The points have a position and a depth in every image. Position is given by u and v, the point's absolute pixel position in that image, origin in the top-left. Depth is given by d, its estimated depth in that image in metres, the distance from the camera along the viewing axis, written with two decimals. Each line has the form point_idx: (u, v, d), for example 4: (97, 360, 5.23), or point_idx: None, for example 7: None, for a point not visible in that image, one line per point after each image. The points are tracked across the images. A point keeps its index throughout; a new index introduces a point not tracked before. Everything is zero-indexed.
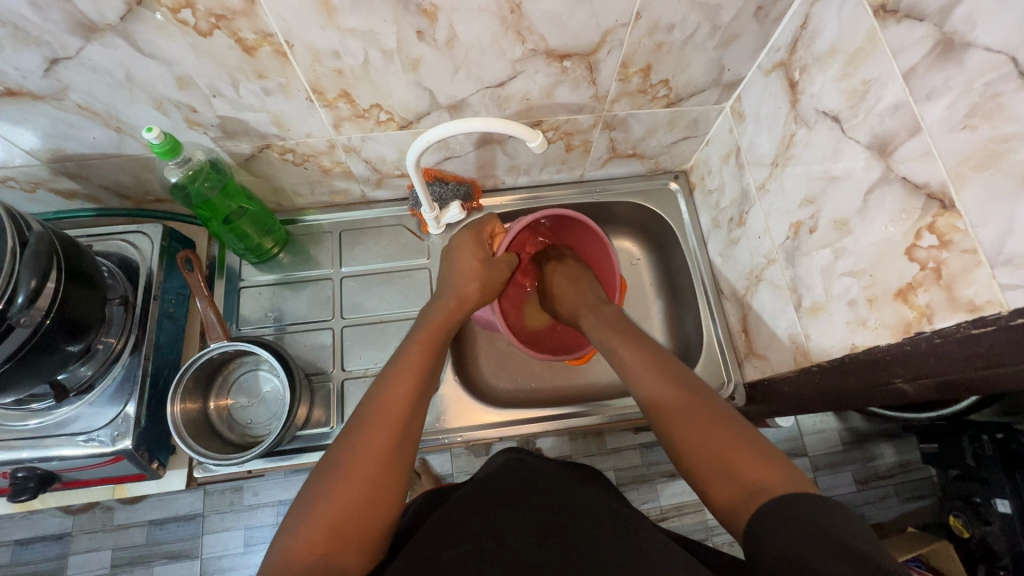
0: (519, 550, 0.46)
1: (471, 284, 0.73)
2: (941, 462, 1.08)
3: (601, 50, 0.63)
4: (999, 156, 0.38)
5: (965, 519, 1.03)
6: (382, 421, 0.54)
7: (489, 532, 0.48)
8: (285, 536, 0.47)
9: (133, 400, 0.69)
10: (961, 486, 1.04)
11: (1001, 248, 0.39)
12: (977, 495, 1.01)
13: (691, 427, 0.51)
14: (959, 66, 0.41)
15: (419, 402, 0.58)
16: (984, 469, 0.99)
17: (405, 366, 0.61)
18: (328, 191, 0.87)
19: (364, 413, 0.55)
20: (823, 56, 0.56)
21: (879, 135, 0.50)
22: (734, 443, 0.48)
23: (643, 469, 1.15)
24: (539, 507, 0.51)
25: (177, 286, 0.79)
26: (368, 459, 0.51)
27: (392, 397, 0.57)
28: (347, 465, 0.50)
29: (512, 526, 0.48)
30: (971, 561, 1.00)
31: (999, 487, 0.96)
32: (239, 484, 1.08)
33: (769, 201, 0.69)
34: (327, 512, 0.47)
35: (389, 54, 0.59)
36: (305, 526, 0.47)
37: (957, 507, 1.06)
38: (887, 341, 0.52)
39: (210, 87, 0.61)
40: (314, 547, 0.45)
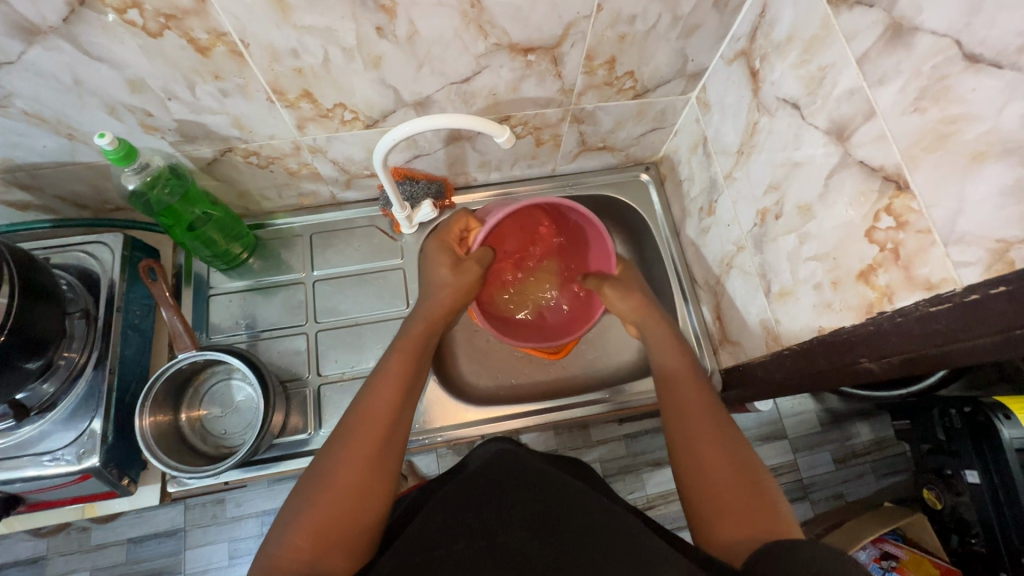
0: (514, 547, 0.45)
1: (445, 292, 0.72)
2: (913, 437, 1.13)
3: (565, 44, 0.63)
4: (947, 137, 0.40)
5: (937, 491, 1.08)
6: (365, 428, 0.54)
7: (482, 529, 0.47)
8: (272, 542, 0.47)
9: (99, 416, 0.67)
10: (933, 460, 1.09)
11: (953, 226, 0.40)
12: (948, 467, 1.05)
13: (711, 447, 0.54)
14: (908, 50, 0.42)
15: (402, 407, 0.58)
16: (953, 442, 1.02)
17: (389, 371, 0.61)
18: (296, 194, 0.86)
19: (348, 419, 0.55)
20: (781, 43, 0.57)
21: (836, 120, 0.50)
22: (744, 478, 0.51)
23: (628, 460, 1.16)
24: (523, 496, 0.51)
25: (143, 296, 0.77)
26: (351, 468, 0.50)
27: (373, 404, 0.56)
28: (330, 472, 0.50)
29: (504, 522, 0.48)
30: (944, 532, 1.06)
31: (968, 460, 0.99)
32: (221, 496, 1.06)
33: (737, 188, 0.70)
34: (312, 516, 0.47)
35: (350, 51, 0.58)
36: (290, 533, 0.46)
37: (930, 481, 1.10)
38: (852, 322, 0.53)
39: (165, 89, 0.59)
40: (300, 554, 0.45)
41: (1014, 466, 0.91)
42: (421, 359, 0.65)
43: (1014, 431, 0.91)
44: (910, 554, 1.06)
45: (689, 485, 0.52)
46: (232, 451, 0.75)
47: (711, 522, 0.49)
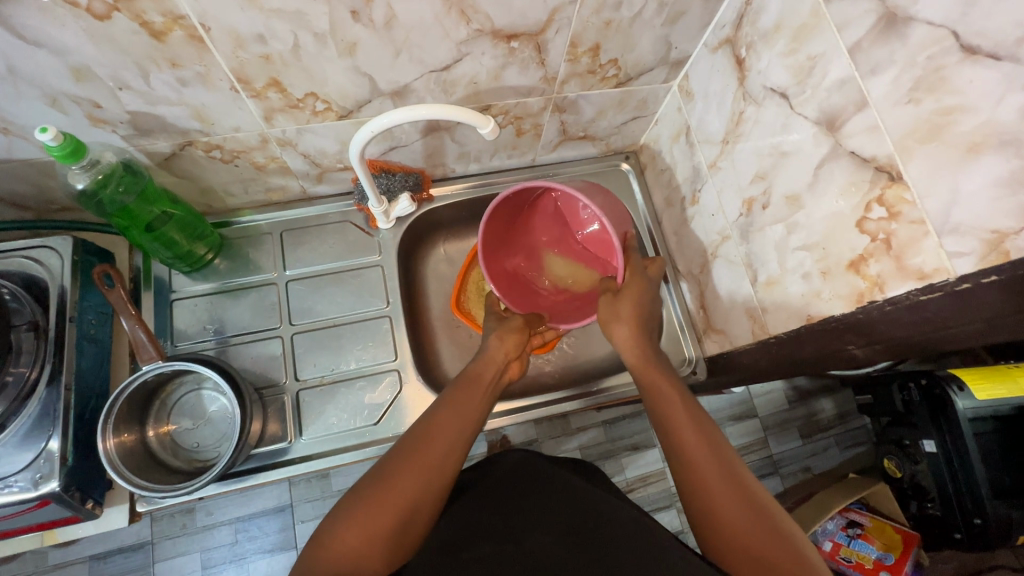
0: (539, 550, 0.49)
1: (496, 344, 0.72)
2: (875, 410, 1.17)
3: (549, 30, 0.61)
4: (943, 129, 0.40)
5: (897, 461, 1.13)
6: (434, 441, 0.54)
7: (510, 534, 0.52)
8: (327, 531, 0.47)
9: (57, 436, 0.61)
10: (893, 431, 1.12)
11: (948, 217, 0.41)
12: (907, 438, 1.09)
13: (709, 472, 0.51)
14: (902, 40, 0.42)
15: (467, 429, 0.57)
16: (913, 414, 1.05)
17: (448, 396, 0.61)
18: (263, 188, 0.81)
19: (415, 431, 0.55)
20: (768, 31, 0.56)
21: (827, 110, 0.50)
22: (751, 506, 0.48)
23: (608, 445, 1.16)
24: (551, 504, 0.56)
25: (98, 303, 0.71)
26: (414, 473, 0.50)
27: (444, 425, 0.56)
28: (386, 473, 0.50)
29: (534, 530, 0.52)
30: (904, 499, 1.12)
31: (927, 430, 1.03)
32: (190, 505, 1.01)
33: (722, 178, 0.70)
34: (364, 516, 0.46)
35: (322, 37, 0.54)
36: (343, 524, 0.46)
37: (891, 451, 1.15)
38: (841, 311, 0.53)
39: (115, 79, 0.54)
40: (350, 549, 0.45)
41: (968, 435, 0.95)
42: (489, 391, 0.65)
43: (968, 402, 0.95)
44: (872, 521, 1.14)
45: (696, 507, 0.50)
46: (207, 465, 0.70)
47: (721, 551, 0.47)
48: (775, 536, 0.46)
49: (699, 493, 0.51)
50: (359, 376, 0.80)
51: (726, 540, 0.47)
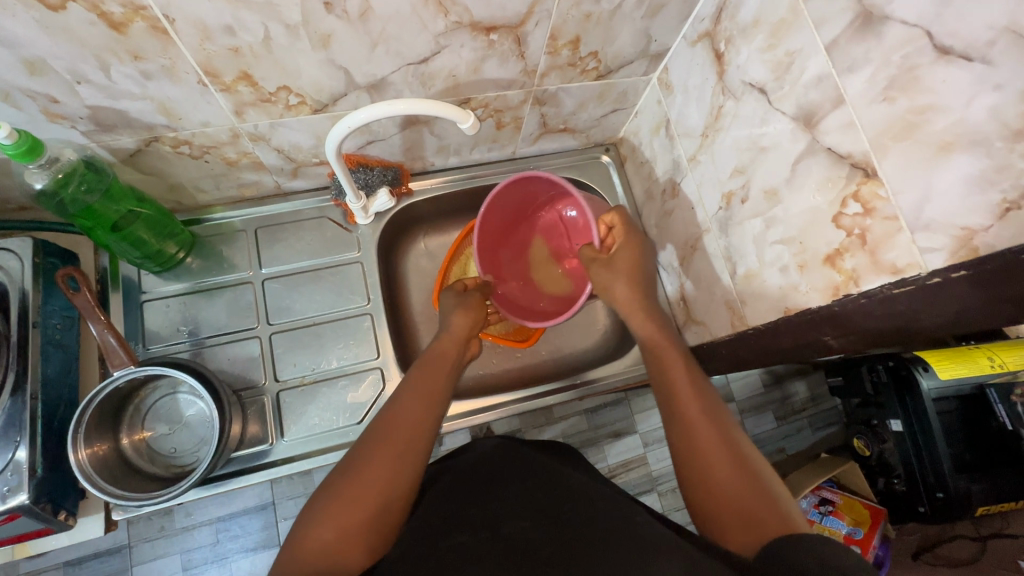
0: (517, 535, 0.47)
1: (459, 320, 0.73)
2: (846, 392, 1.22)
3: (529, 22, 0.60)
4: (916, 127, 0.41)
5: (865, 440, 1.18)
6: (393, 429, 0.52)
7: (486, 523, 0.49)
8: (299, 533, 0.45)
9: (25, 446, 0.59)
10: (863, 412, 1.18)
11: (920, 214, 0.42)
12: (875, 418, 1.14)
13: (709, 439, 0.50)
14: (878, 38, 0.42)
15: (433, 411, 0.57)
16: (880, 395, 1.10)
17: (417, 376, 0.61)
18: (235, 184, 0.78)
19: (375, 423, 0.54)
20: (746, 26, 0.56)
21: (804, 106, 0.51)
22: (744, 472, 0.47)
23: (590, 433, 1.18)
24: (527, 491, 0.54)
25: (63, 307, 0.68)
26: (377, 461, 0.49)
27: (402, 413, 0.55)
28: (360, 458, 0.49)
29: (508, 516, 0.50)
30: (871, 475, 1.17)
31: (894, 411, 1.08)
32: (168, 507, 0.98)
33: (701, 171, 0.70)
34: (332, 512, 0.45)
35: (294, 29, 0.52)
36: (318, 521, 0.45)
37: (859, 431, 1.20)
38: (818, 303, 0.55)
39: (73, 72, 0.51)
40: (326, 542, 0.43)
41: (932, 413, 1.00)
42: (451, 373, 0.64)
43: (933, 382, 0.98)
44: (843, 498, 1.18)
45: (690, 476, 0.50)
46: (185, 470, 0.69)
47: (713, 519, 0.46)
48: (767, 501, 0.45)
49: (693, 461, 0.50)
50: (341, 375, 0.79)
51: (717, 509, 0.46)
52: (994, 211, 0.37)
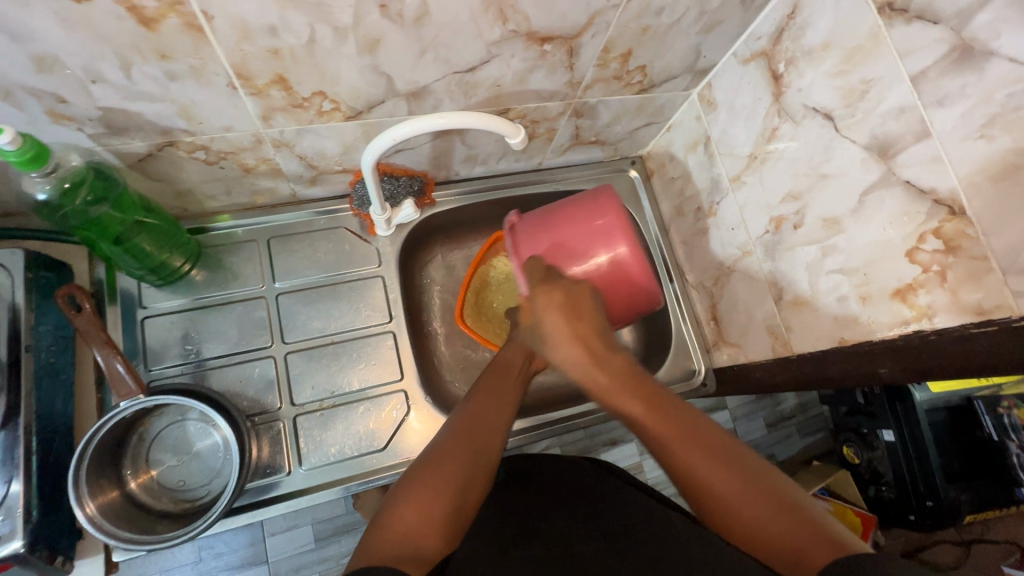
0: (588, 555, 0.46)
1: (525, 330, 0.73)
2: (833, 400, 1.19)
3: (586, 34, 0.57)
4: (1018, 168, 0.39)
5: (854, 448, 1.15)
6: (471, 426, 0.52)
7: (559, 540, 0.49)
8: (384, 515, 0.44)
9: (20, 485, 0.52)
10: (851, 420, 1.15)
11: (1016, 258, 0.41)
12: (864, 427, 1.11)
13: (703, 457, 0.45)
14: (978, 74, 0.41)
15: (506, 415, 0.56)
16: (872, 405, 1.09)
17: (488, 382, 0.60)
18: (248, 192, 0.72)
19: (451, 423, 0.53)
20: (813, 49, 0.55)
21: (880, 137, 0.49)
22: (774, 504, 0.41)
23: (587, 441, 1.15)
24: (586, 515, 0.53)
25: (57, 326, 0.61)
26: (457, 455, 0.49)
27: (479, 412, 0.54)
28: (437, 454, 0.49)
29: (581, 535, 0.49)
30: (862, 483, 1.15)
31: (885, 420, 1.07)
32: None
33: (746, 193, 0.68)
34: (417, 499, 0.44)
35: (342, 32, 0.48)
36: (403, 505, 0.44)
37: (848, 438, 1.16)
38: (881, 337, 0.54)
39: (88, 70, 0.45)
40: (407, 528, 0.43)
41: (924, 424, 1.02)
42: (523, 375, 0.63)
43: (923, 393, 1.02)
44: (834, 505, 1.17)
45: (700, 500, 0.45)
46: (196, 505, 0.63)
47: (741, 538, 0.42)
48: (808, 530, 0.39)
49: (707, 500, 0.44)
50: (361, 399, 0.74)
51: (761, 548, 0.41)
52: None
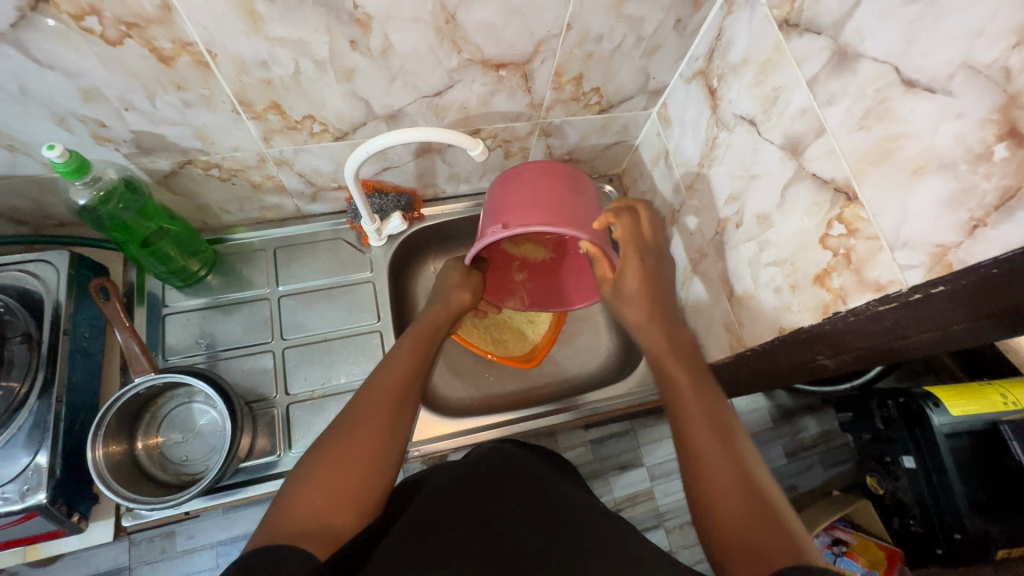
0: (510, 537, 0.51)
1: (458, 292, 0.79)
2: (856, 428, 1.13)
3: (535, 60, 0.65)
4: (891, 153, 0.44)
5: (879, 477, 1.10)
6: (373, 402, 0.56)
7: (481, 520, 0.52)
8: (288, 496, 0.47)
9: (46, 449, 0.62)
10: (874, 448, 1.09)
11: (898, 233, 0.44)
12: (887, 455, 1.05)
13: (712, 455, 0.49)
14: (853, 74, 0.46)
15: (408, 390, 0.60)
16: (891, 430, 1.02)
17: (401, 359, 0.64)
18: (258, 207, 0.83)
19: (358, 399, 0.58)
20: (737, 65, 0.61)
21: (791, 136, 0.55)
22: (755, 501, 0.44)
23: (595, 464, 1.14)
24: (522, 502, 0.56)
25: (92, 317, 0.72)
26: (358, 435, 0.52)
27: (381, 390, 0.58)
28: (339, 434, 0.52)
29: (506, 517, 0.53)
30: (886, 514, 1.09)
31: (905, 446, 1.00)
32: (169, 530, 1.03)
33: (699, 199, 0.74)
34: (320, 477, 0.48)
35: (322, 64, 0.58)
36: (304, 484, 0.48)
37: (872, 468, 1.12)
38: (809, 323, 0.57)
39: (122, 100, 0.57)
40: (310, 509, 0.46)
41: (946, 452, 0.92)
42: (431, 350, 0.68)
43: (943, 417, 0.92)
44: (857, 539, 1.10)
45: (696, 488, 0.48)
46: (195, 478, 0.71)
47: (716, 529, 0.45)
48: (783, 534, 0.41)
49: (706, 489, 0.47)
50: (349, 390, 0.81)
51: (729, 538, 0.43)
52: (964, 229, 0.39)
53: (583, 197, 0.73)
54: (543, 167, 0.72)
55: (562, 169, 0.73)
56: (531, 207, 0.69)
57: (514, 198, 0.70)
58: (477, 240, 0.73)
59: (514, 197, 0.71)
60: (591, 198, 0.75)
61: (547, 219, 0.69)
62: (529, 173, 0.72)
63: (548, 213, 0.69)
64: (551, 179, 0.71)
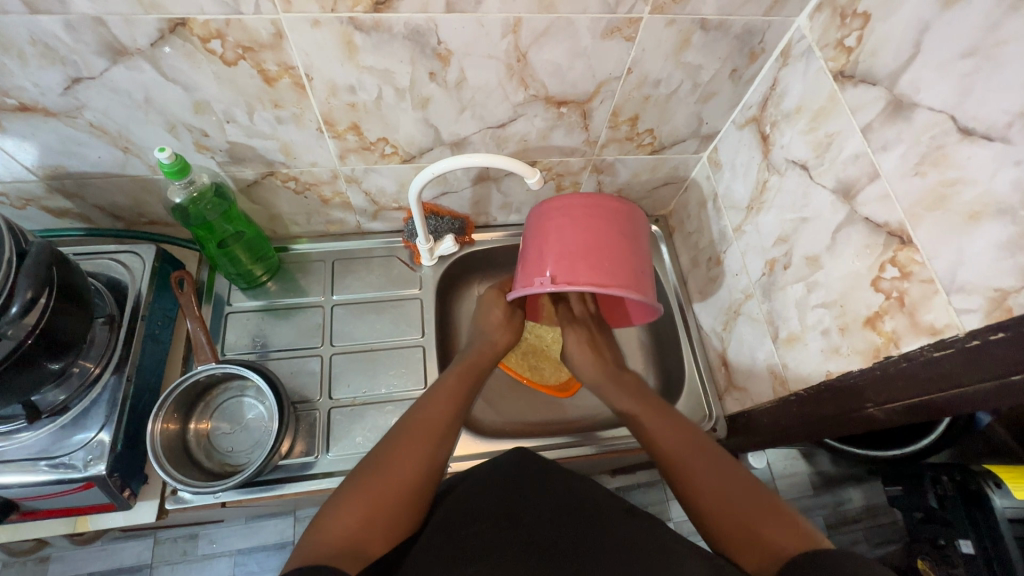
0: (535, 528, 0.54)
1: (499, 334, 0.82)
2: (905, 504, 1.03)
3: (595, 100, 0.70)
4: (946, 198, 0.45)
5: (932, 563, 0.96)
6: (418, 428, 0.62)
7: (507, 514, 0.56)
8: (326, 516, 0.52)
9: (110, 425, 0.66)
10: (925, 528, 0.98)
11: (954, 277, 0.44)
12: (942, 537, 0.94)
13: (705, 489, 0.55)
14: (908, 122, 0.48)
15: (453, 409, 0.67)
16: (946, 511, 0.92)
17: (446, 387, 0.70)
18: (324, 221, 0.90)
19: (405, 423, 0.63)
20: (790, 112, 0.63)
21: (843, 180, 0.56)
22: (767, 514, 0.51)
23: None
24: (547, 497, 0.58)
25: (166, 307, 0.79)
26: (402, 462, 0.57)
27: (425, 417, 0.64)
28: (380, 461, 0.57)
29: (527, 509, 0.56)
30: None
31: (963, 528, 0.89)
32: (194, 532, 1.08)
33: (746, 241, 0.75)
34: (359, 505, 0.52)
35: (402, 92, 0.64)
36: (343, 509, 0.52)
37: (924, 551, 0.99)
38: (859, 367, 0.56)
39: (226, 113, 0.64)
40: (347, 530, 0.50)
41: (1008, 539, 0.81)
42: (476, 377, 0.75)
43: (1007, 501, 0.83)
44: None
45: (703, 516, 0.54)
46: (236, 469, 0.73)
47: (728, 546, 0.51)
48: (790, 536, 0.49)
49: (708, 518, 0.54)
50: (388, 400, 0.83)
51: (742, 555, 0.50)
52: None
53: (634, 237, 0.74)
54: (591, 203, 0.72)
55: (610, 203, 0.72)
56: (577, 261, 0.70)
57: (558, 241, 0.72)
58: (517, 288, 0.74)
59: (561, 239, 0.72)
60: (640, 234, 0.75)
61: (595, 276, 0.70)
62: (580, 207, 0.72)
63: (595, 269, 0.70)
64: (601, 221, 0.72)
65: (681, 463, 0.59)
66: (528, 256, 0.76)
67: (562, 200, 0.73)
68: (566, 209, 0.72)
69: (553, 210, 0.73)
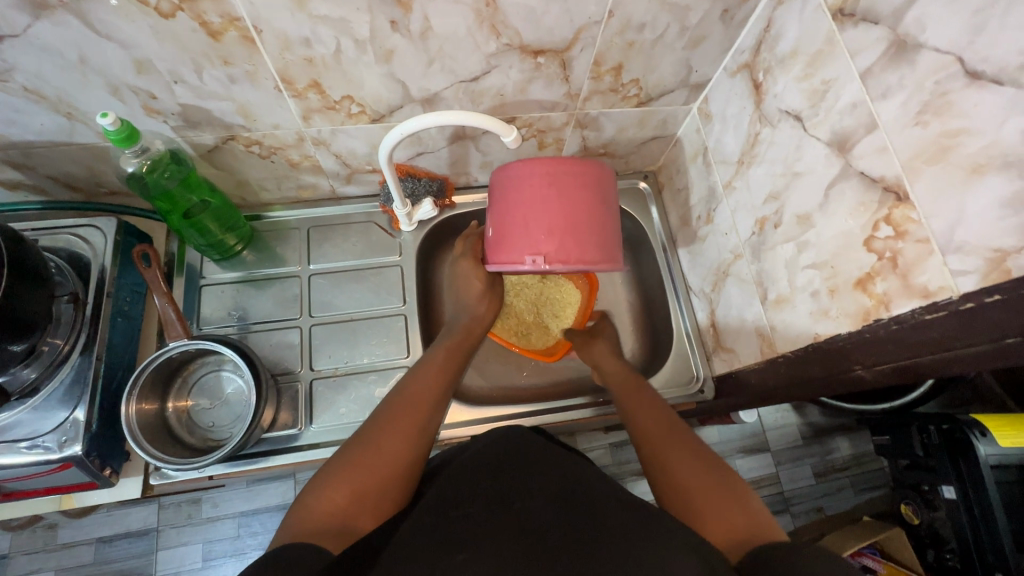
0: (528, 511, 0.52)
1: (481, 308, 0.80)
2: (891, 452, 1.03)
3: (574, 48, 0.64)
4: (949, 149, 0.41)
5: (914, 506, 1.00)
6: (405, 403, 0.61)
7: (498, 498, 0.54)
8: (312, 494, 0.51)
9: (84, 404, 0.65)
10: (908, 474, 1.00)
11: (951, 237, 0.42)
12: (925, 483, 0.96)
13: (678, 469, 0.54)
14: (911, 66, 0.43)
15: (438, 384, 0.65)
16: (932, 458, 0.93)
17: (433, 361, 0.68)
18: (295, 186, 0.85)
19: (393, 399, 0.62)
20: (785, 57, 0.58)
21: (838, 132, 0.52)
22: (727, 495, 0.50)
23: (614, 468, 1.15)
24: (539, 480, 0.57)
25: (133, 283, 0.76)
26: (392, 436, 0.56)
27: (415, 392, 0.62)
28: (367, 436, 0.56)
29: (519, 493, 0.55)
30: (920, 547, 0.98)
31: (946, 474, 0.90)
32: (197, 496, 1.08)
33: (736, 198, 0.71)
34: (345, 481, 0.51)
35: (362, 44, 0.59)
36: (329, 488, 0.51)
37: (907, 496, 1.01)
38: (848, 330, 0.54)
39: (172, 72, 0.59)
40: (333, 508, 0.49)
41: (991, 486, 0.83)
42: (463, 353, 0.72)
43: (991, 449, 0.83)
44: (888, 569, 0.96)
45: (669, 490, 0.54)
46: (220, 444, 0.73)
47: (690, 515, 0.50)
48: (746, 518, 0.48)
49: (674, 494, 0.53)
50: (371, 370, 0.82)
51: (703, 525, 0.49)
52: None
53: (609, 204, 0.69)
54: (565, 166, 0.65)
55: (579, 167, 0.66)
56: (566, 234, 0.65)
57: (537, 209, 0.65)
58: (501, 263, 0.68)
59: (537, 209, 0.65)
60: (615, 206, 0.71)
61: (584, 251, 0.66)
62: (541, 175, 0.65)
63: (583, 242, 0.66)
64: (579, 187, 0.66)
65: (657, 442, 0.59)
66: (496, 230, 0.70)
67: (537, 163, 0.65)
68: (540, 175, 0.65)
69: (526, 174, 0.66)
